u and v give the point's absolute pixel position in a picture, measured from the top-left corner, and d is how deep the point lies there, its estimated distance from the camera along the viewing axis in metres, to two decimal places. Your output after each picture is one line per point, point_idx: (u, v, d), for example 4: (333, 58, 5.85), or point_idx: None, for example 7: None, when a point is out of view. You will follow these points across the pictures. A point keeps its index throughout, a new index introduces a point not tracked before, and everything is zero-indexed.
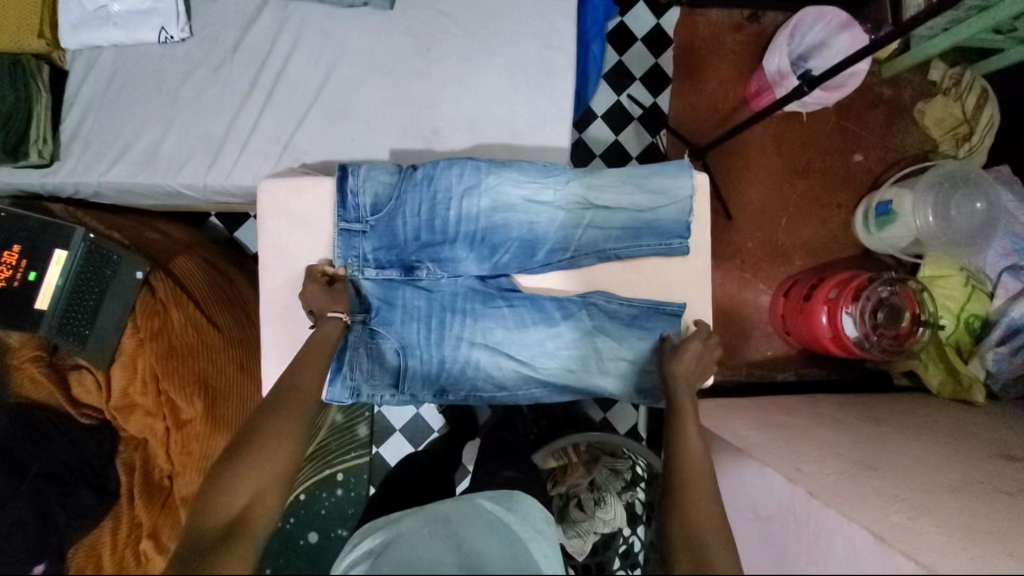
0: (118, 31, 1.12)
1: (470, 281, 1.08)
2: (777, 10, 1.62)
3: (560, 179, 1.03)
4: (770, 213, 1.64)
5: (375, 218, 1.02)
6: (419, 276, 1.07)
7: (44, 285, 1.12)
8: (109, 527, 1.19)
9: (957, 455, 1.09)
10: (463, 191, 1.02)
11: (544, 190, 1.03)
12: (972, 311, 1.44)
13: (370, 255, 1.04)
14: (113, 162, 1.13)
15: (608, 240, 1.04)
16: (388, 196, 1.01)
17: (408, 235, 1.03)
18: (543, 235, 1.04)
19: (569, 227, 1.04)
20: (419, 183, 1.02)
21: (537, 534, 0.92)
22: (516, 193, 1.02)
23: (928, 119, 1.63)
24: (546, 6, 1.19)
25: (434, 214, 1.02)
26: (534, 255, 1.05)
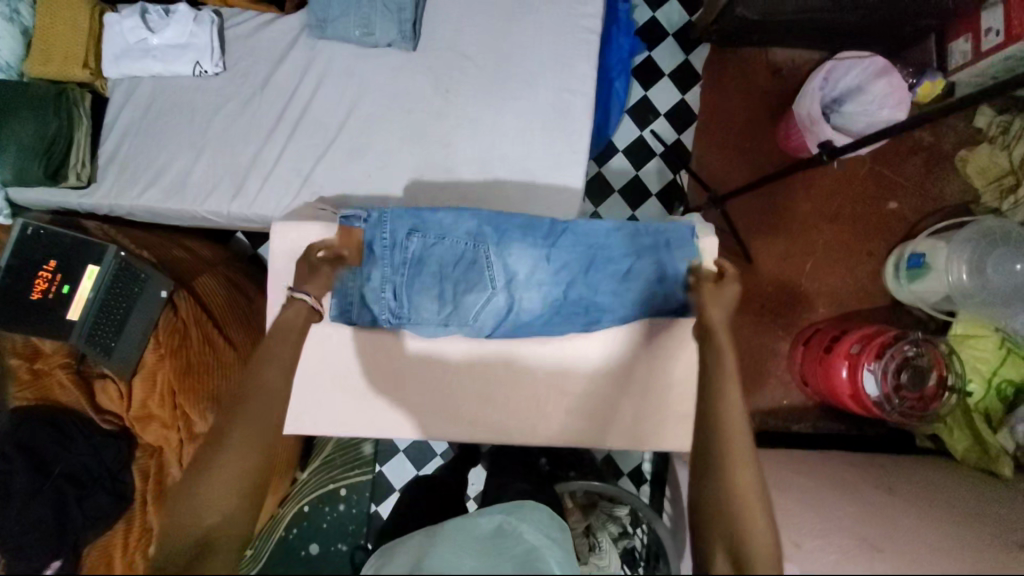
0: (156, 63, 1.17)
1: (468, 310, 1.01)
2: (812, 51, 1.58)
3: (563, 231, 1.01)
4: (794, 257, 1.59)
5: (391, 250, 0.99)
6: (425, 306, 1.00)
7: (75, 298, 1.18)
8: (121, 530, 1.24)
9: (976, 536, 1.03)
10: (473, 214, 1.00)
11: (544, 239, 1.01)
12: (1004, 376, 1.37)
13: (380, 288, 0.99)
14: (144, 189, 1.19)
15: (602, 293, 1.01)
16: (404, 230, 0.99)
17: (420, 251, 0.99)
18: (539, 284, 1.01)
19: (568, 262, 1.01)
20: (433, 220, 1.00)
21: (550, 543, 0.95)
22: (518, 240, 1.00)
23: (970, 168, 1.56)
24: (569, 48, 1.19)
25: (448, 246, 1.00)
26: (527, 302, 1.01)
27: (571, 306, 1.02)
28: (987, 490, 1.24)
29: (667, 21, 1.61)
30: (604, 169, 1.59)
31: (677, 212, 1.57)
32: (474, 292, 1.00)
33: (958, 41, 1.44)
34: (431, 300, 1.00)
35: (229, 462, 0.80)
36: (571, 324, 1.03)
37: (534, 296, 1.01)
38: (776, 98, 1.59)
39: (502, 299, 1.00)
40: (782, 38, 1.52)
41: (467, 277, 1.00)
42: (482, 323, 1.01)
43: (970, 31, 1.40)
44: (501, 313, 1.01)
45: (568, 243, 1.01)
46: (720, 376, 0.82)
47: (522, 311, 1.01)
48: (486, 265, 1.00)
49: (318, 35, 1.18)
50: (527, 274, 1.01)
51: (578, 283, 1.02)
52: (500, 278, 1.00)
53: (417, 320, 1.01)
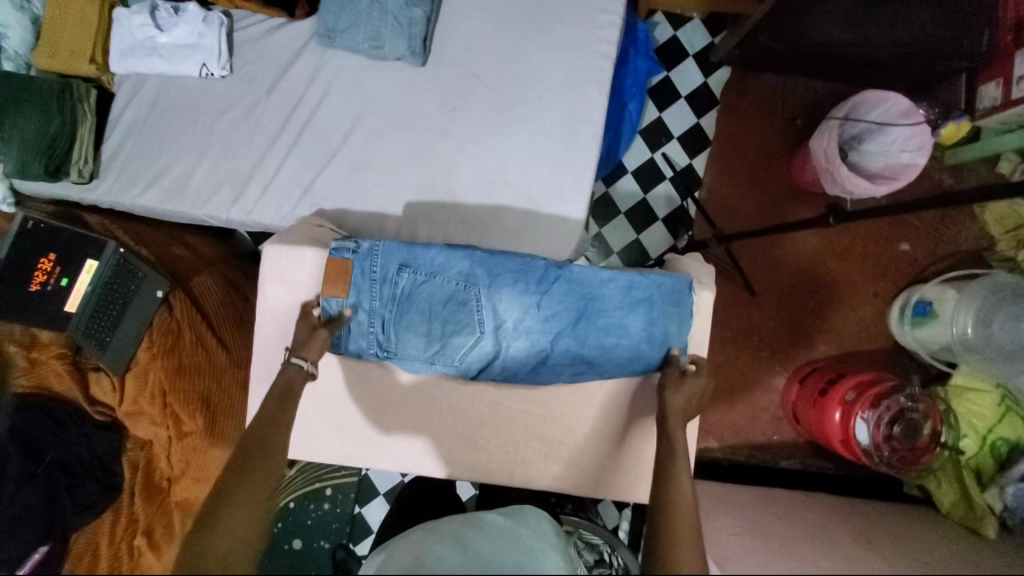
0: (162, 62, 1.16)
1: (456, 351, 1.01)
2: (835, 81, 1.53)
3: (557, 278, 1.01)
4: (798, 293, 1.57)
5: (379, 283, 0.99)
6: (411, 344, 1.00)
7: (74, 291, 1.19)
8: (108, 521, 1.28)
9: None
10: (465, 255, 1.01)
11: (537, 285, 1.00)
12: (1000, 434, 1.35)
13: (368, 322, 1.00)
14: (145, 189, 1.19)
15: (591, 344, 1.01)
16: (395, 262, 1.00)
17: (410, 287, 1.00)
18: (528, 330, 1.01)
19: (559, 310, 1.01)
20: (423, 256, 1.01)
21: (550, 548, 0.92)
22: (510, 284, 1.00)
23: (987, 215, 1.52)
24: (581, 74, 1.16)
25: (437, 287, 1.00)
26: (516, 348, 1.01)
27: (558, 356, 1.02)
28: (968, 548, 1.21)
29: (688, 41, 1.56)
30: (610, 189, 1.56)
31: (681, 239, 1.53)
32: (461, 334, 1.00)
33: (988, 85, 1.39)
34: (418, 338, 1.00)
35: (237, 521, 0.78)
36: (556, 372, 1.02)
37: (521, 343, 1.01)
38: (794, 128, 1.55)
39: (490, 344, 1.01)
40: (805, 67, 1.47)
41: (456, 319, 1.00)
42: (468, 365, 1.02)
43: (1001, 77, 1.35)
44: (487, 357, 1.02)
45: (559, 292, 1.01)
46: (674, 445, 0.86)
47: (509, 355, 1.02)
48: (476, 307, 1.00)
49: (326, 44, 1.16)
50: (516, 321, 1.00)
51: (566, 334, 1.01)
52: (489, 324, 1.00)
53: (402, 356, 1.01)
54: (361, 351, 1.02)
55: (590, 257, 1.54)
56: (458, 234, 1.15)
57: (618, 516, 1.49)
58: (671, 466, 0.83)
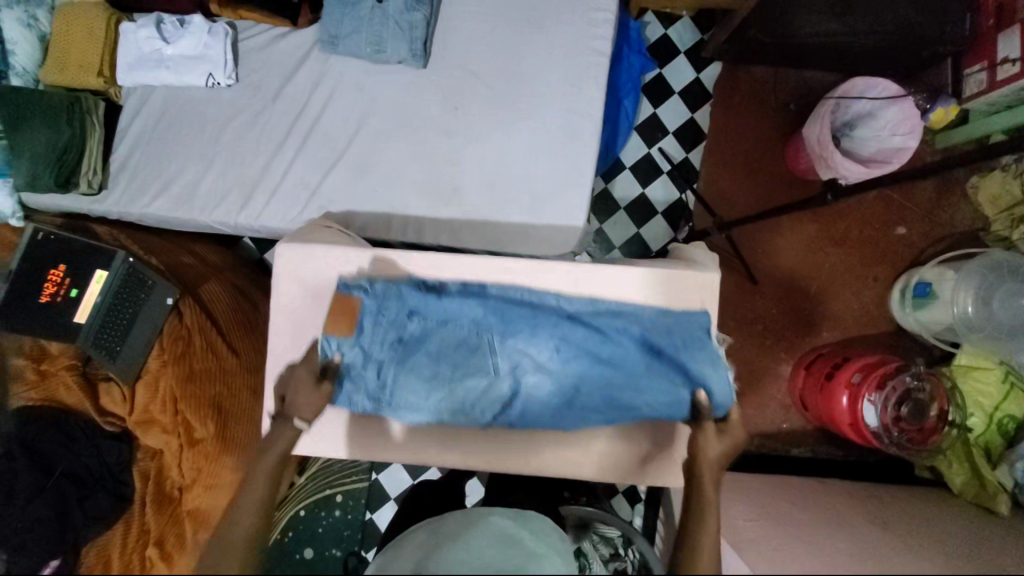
0: (169, 73, 1.19)
1: (468, 394, 0.96)
2: (824, 72, 1.57)
3: (574, 321, 0.95)
4: (799, 280, 1.59)
5: (388, 327, 0.96)
6: (420, 389, 0.96)
7: (84, 300, 1.19)
8: (119, 532, 1.25)
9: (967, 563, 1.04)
10: (477, 302, 0.95)
11: (552, 327, 0.94)
12: (1007, 411, 1.36)
13: (377, 369, 0.96)
14: (155, 197, 1.21)
15: (612, 387, 0.94)
16: (403, 306, 0.95)
17: (420, 332, 0.96)
18: (544, 373, 0.95)
19: (578, 353, 0.94)
20: (433, 300, 0.95)
21: (555, 552, 0.91)
22: (525, 329, 0.94)
23: (982, 195, 1.54)
24: (578, 71, 1.18)
25: (447, 330, 0.96)
26: (531, 392, 0.95)
27: (575, 399, 0.96)
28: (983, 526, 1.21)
29: (680, 39, 1.60)
30: (610, 185, 1.59)
31: (681, 231, 1.56)
32: (474, 378, 0.95)
33: (973, 69, 1.43)
34: (428, 383, 0.96)
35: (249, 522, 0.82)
36: (572, 415, 0.96)
37: (537, 386, 0.95)
38: (787, 119, 1.58)
39: (503, 388, 0.96)
40: (795, 59, 1.50)
41: (467, 363, 0.95)
42: (480, 410, 0.97)
43: (985, 60, 1.40)
44: (500, 402, 0.96)
45: (577, 334, 0.94)
46: (704, 505, 0.82)
47: (523, 398, 0.96)
48: (489, 351, 0.94)
49: (329, 51, 1.19)
50: (530, 365, 0.94)
51: (585, 377, 0.94)
52: (503, 367, 0.95)
53: (412, 403, 0.97)
54: (368, 395, 0.97)
55: (593, 252, 1.56)
56: (464, 232, 1.18)
57: (632, 510, 1.49)
58: (698, 523, 0.81)
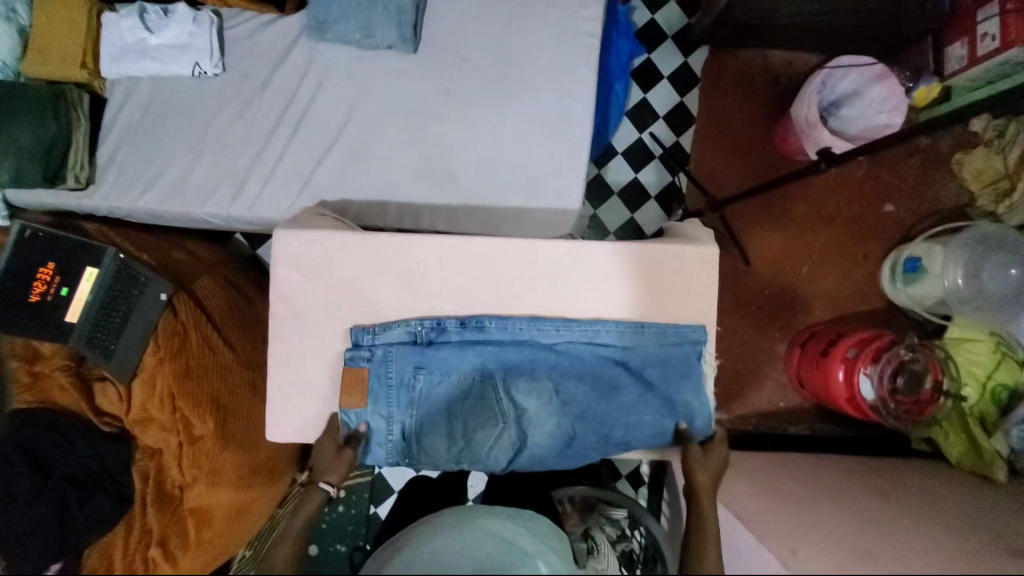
0: (155, 64, 1.17)
1: (479, 445, 0.93)
2: (810, 53, 1.58)
3: (574, 359, 0.96)
4: (792, 259, 1.60)
5: (393, 387, 0.94)
6: (431, 445, 0.94)
7: (74, 300, 1.17)
8: (122, 531, 1.25)
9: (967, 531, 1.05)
10: (477, 350, 0.95)
11: (553, 367, 0.95)
12: (1000, 380, 1.38)
13: (387, 429, 0.94)
14: (144, 190, 1.19)
15: (620, 423, 0.93)
16: (406, 360, 0.95)
17: (426, 388, 0.95)
18: (552, 417, 0.93)
19: (582, 392, 0.94)
20: (434, 352, 0.95)
21: (551, 551, 0.93)
22: (527, 372, 0.95)
23: (966, 170, 1.56)
24: (568, 53, 1.19)
25: (452, 382, 0.95)
26: (543, 438, 0.93)
27: (587, 440, 0.94)
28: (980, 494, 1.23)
29: (666, 23, 1.61)
30: (604, 171, 1.59)
31: (675, 214, 1.57)
32: (484, 428, 0.93)
33: (955, 44, 1.45)
34: (440, 439, 0.94)
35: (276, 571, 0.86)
36: (588, 456, 0.95)
37: (547, 430, 0.93)
38: (774, 98, 1.60)
39: (514, 434, 0.93)
40: (780, 40, 1.52)
41: (476, 413, 0.93)
42: (495, 461, 0.93)
43: (964, 36, 1.42)
44: (514, 450, 0.94)
45: (579, 372, 0.95)
46: (704, 525, 0.86)
47: (533, 443, 0.93)
48: (495, 399, 0.94)
49: (317, 37, 1.18)
50: (538, 409, 0.93)
51: (593, 416, 0.94)
52: (510, 413, 0.93)
53: (426, 462, 0.94)
54: (384, 459, 0.95)
55: (588, 237, 1.56)
56: (460, 216, 1.18)
57: (636, 492, 1.48)
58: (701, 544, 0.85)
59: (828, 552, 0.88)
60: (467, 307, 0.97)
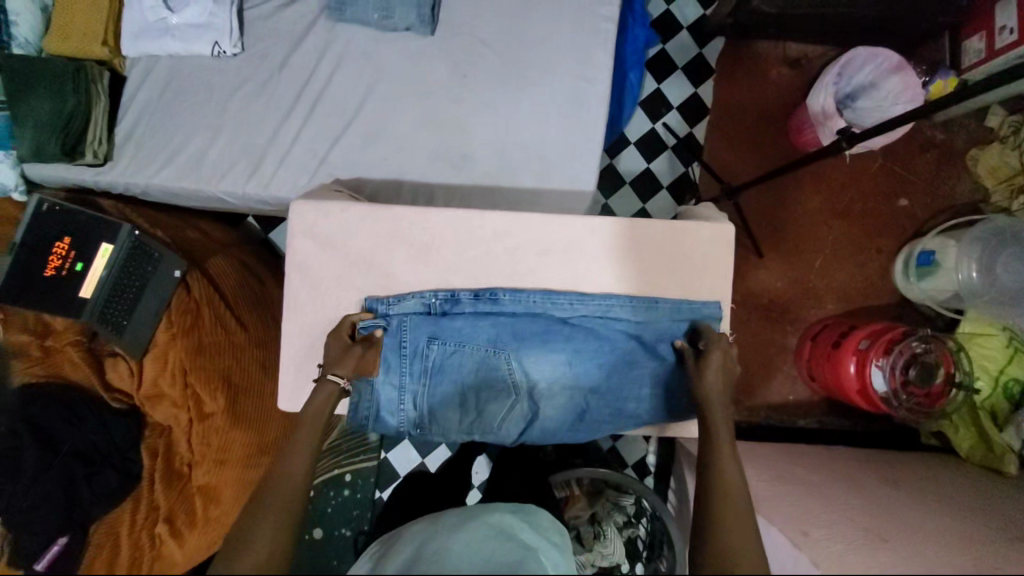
0: (174, 42, 1.18)
1: (491, 416, 0.93)
2: (825, 47, 1.58)
3: (588, 332, 0.94)
4: (804, 251, 1.60)
5: (406, 357, 0.93)
6: (443, 415, 0.94)
7: (89, 275, 1.17)
8: (129, 507, 1.24)
9: (980, 519, 1.05)
10: (491, 321, 0.94)
11: (567, 340, 0.94)
12: (1012, 374, 1.37)
13: (399, 399, 0.93)
14: (161, 166, 1.20)
15: (632, 398, 0.94)
16: (420, 331, 0.94)
17: (439, 359, 0.94)
18: (565, 390, 0.93)
19: (594, 366, 0.94)
20: (448, 322, 0.94)
21: (552, 546, 0.89)
22: (541, 344, 0.93)
23: (981, 166, 1.56)
24: (586, 38, 1.19)
25: (465, 353, 0.94)
26: (555, 412, 0.93)
27: (599, 414, 0.94)
28: (994, 488, 1.22)
29: (682, 14, 1.61)
30: (616, 161, 1.60)
31: (688, 203, 1.57)
32: (496, 401, 0.93)
33: (972, 39, 1.44)
34: (452, 411, 0.94)
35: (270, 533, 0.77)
36: (599, 431, 0.95)
37: (559, 403, 0.93)
38: (789, 92, 1.59)
39: (526, 407, 0.93)
40: (796, 32, 1.52)
41: (489, 386, 0.93)
42: (507, 433, 0.93)
43: (983, 30, 1.41)
44: (526, 423, 0.94)
45: (593, 346, 0.94)
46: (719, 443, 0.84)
47: (545, 417, 0.93)
48: (508, 372, 0.93)
49: (336, 17, 1.18)
50: (551, 382, 0.93)
51: (604, 390, 0.94)
52: (523, 386, 0.93)
53: (439, 433, 0.95)
54: (396, 430, 0.94)
55: None
56: (475, 198, 1.19)
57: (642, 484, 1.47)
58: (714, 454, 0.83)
59: (841, 535, 0.87)
60: (481, 285, 0.97)
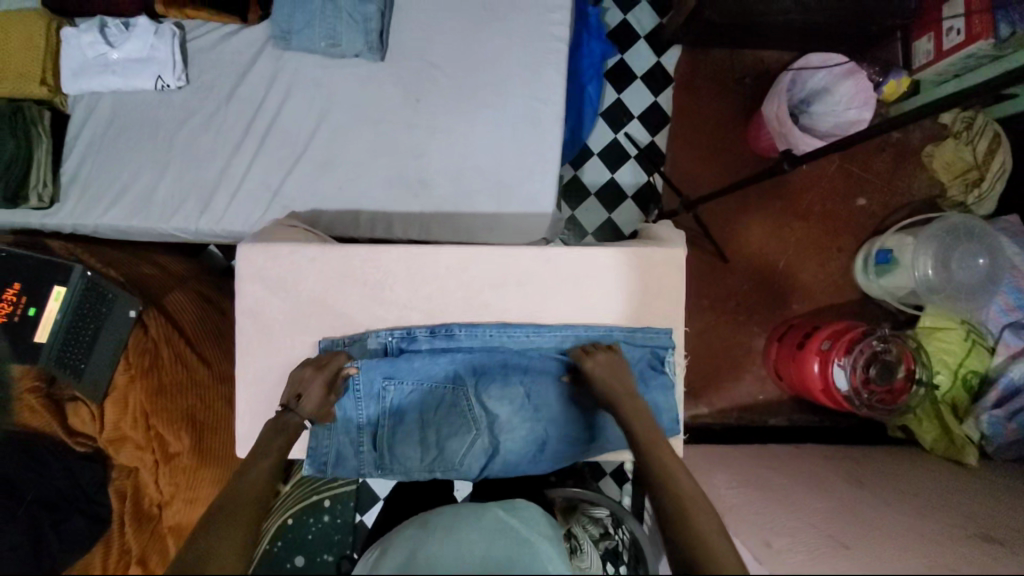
0: (115, 78, 1.16)
1: (453, 452, 0.92)
2: (780, 51, 1.60)
3: (544, 363, 0.96)
4: (769, 255, 1.62)
5: (365, 399, 0.94)
6: (403, 454, 0.93)
7: (44, 318, 1.14)
8: (98, 554, 1.17)
9: (940, 515, 1.07)
10: (448, 357, 0.95)
11: (522, 374, 0.94)
12: (971, 367, 1.41)
13: (359, 439, 0.94)
14: (111, 205, 1.17)
15: (591, 425, 0.94)
16: (377, 372, 0.93)
17: (398, 398, 0.94)
18: (523, 424, 0.93)
19: (553, 398, 0.94)
20: (405, 360, 0.94)
21: (546, 538, 0.86)
22: (497, 378, 0.94)
23: (937, 162, 1.59)
24: (537, 58, 1.19)
25: (423, 391, 0.94)
26: (516, 444, 0.93)
27: (560, 442, 0.93)
28: (955, 480, 1.26)
29: (638, 24, 1.62)
30: (579, 173, 1.60)
31: (651, 215, 1.58)
32: (457, 437, 0.92)
33: (921, 39, 1.47)
34: (413, 449, 0.93)
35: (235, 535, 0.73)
36: (562, 460, 0.94)
37: (520, 436, 0.93)
38: (745, 97, 1.61)
39: (487, 441, 0.92)
40: (750, 39, 1.54)
41: (449, 422, 0.93)
42: (469, 468, 0.92)
43: (931, 30, 1.43)
44: (488, 457, 0.93)
45: (549, 377, 0.95)
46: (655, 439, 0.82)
47: (507, 450, 0.93)
48: (467, 408, 0.93)
49: (282, 46, 1.17)
50: (510, 414, 0.93)
51: (564, 420, 0.94)
52: (483, 421, 0.93)
53: (401, 472, 0.94)
54: (358, 472, 0.94)
55: (566, 239, 1.56)
56: (434, 224, 1.17)
57: (620, 491, 1.47)
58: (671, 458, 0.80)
59: (801, 543, 0.89)
60: (439, 321, 0.98)
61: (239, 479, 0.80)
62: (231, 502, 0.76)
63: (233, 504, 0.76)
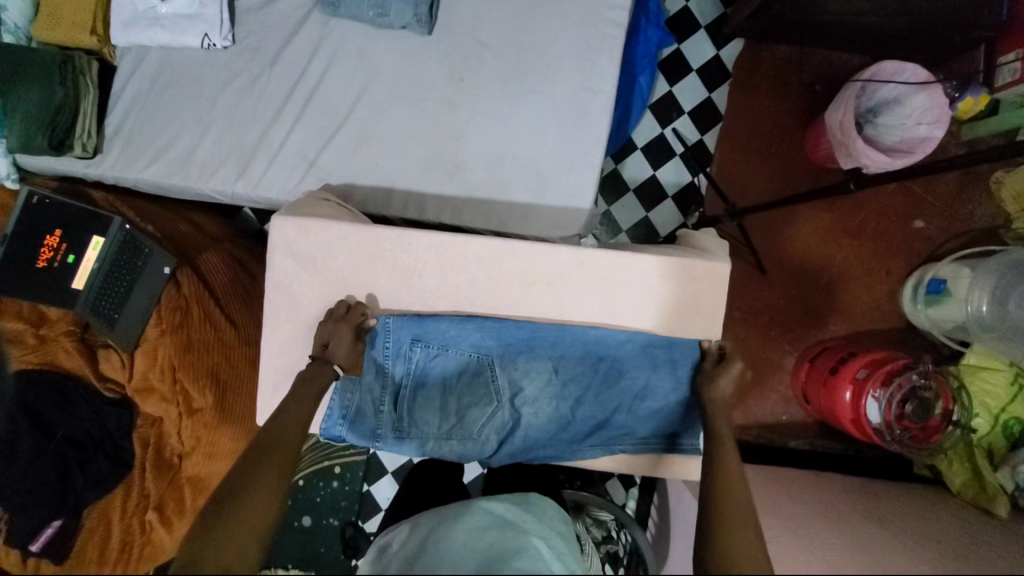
0: (163, 33, 1.15)
1: (473, 421, 0.95)
2: (849, 54, 1.50)
3: (570, 342, 0.96)
4: (811, 269, 1.55)
5: (390, 359, 0.95)
6: (423, 421, 0.95)
7: (82, 266, 1.16)
8: (120, 495, 1.24)
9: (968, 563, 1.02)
10: (476, 327, 0.95)
11: (549, 350, 0.96)
12: (1013, 414, 1.34)
13: (379, 400, 0.95)
14: (151, 161, 1.18)
15: (619, 412, 0.95)
16: (406, 333, 0.95)
17: (422, 361, 0.96)
18: (545, 401, 0.95)
19: (580, 376, 0.95)
20: (432, 324, 0.95)
21: (557, 536, 0.83)
22: (525, 352, 0.95)
23: (1005, 191, 1.48)
24: (591, 43, 1.13)
25: (448, 356, 0.96)
26: (536, 420, 0.95)
27: (584, 423, 0.96)
28: (988, 529, 1.19)
29: (700, 13, 1.53)
30: (620, 167, 1.54)
31: (692, 216, 1.52)
32: (478, 406, 0.95)
33: (1008, 57, 1.36)
34: (434, 415, 0.96)
35: (258, 500, 0.75)
36: (580, 446, 0.96)
37: (541, 411, 0.95)
38: (807, 102, 1.52)
39: (507, 414, 0.95)
40: (819, 40, 1.44)
41: (471, 390, 0.96)
42: (485, 440, 0.95)
43: (1020, 47, 1.32)
44: (507, 430, 0.96)
45: (575, 355, 0.96)
46: (722, 439, 0.83)
47: (527, 424, 0.95)
48: (492, 378, 0.95)
49: (329, 12, 1.14)
50: (535, 389, 0.95)
51: (588, 401, 0.95)
52: (506, 393, 0.95)
53: (416, 437, 0.95)
54: (372, 435, 0.94)
55: (600, 235, 1.51)
56: (465, 209, 1.14)
57: (625, 495, 1.39)
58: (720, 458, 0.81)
59: (816, 566, 0.85)
60: (463, 311, 0.96)
61: (243, 460, 0.77)
62: (238, 486, 0.75)
63: (245, 475, 0.77)
